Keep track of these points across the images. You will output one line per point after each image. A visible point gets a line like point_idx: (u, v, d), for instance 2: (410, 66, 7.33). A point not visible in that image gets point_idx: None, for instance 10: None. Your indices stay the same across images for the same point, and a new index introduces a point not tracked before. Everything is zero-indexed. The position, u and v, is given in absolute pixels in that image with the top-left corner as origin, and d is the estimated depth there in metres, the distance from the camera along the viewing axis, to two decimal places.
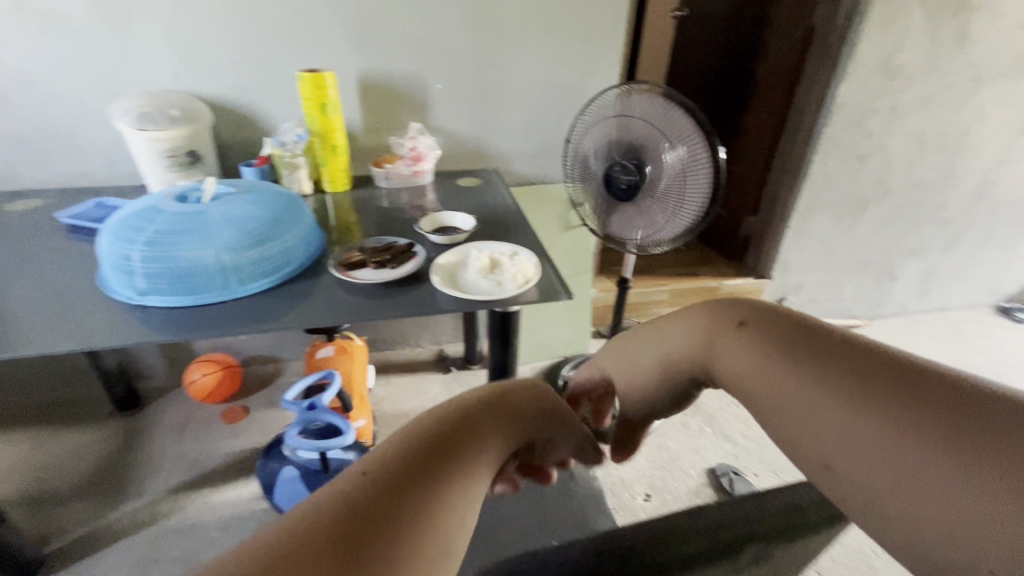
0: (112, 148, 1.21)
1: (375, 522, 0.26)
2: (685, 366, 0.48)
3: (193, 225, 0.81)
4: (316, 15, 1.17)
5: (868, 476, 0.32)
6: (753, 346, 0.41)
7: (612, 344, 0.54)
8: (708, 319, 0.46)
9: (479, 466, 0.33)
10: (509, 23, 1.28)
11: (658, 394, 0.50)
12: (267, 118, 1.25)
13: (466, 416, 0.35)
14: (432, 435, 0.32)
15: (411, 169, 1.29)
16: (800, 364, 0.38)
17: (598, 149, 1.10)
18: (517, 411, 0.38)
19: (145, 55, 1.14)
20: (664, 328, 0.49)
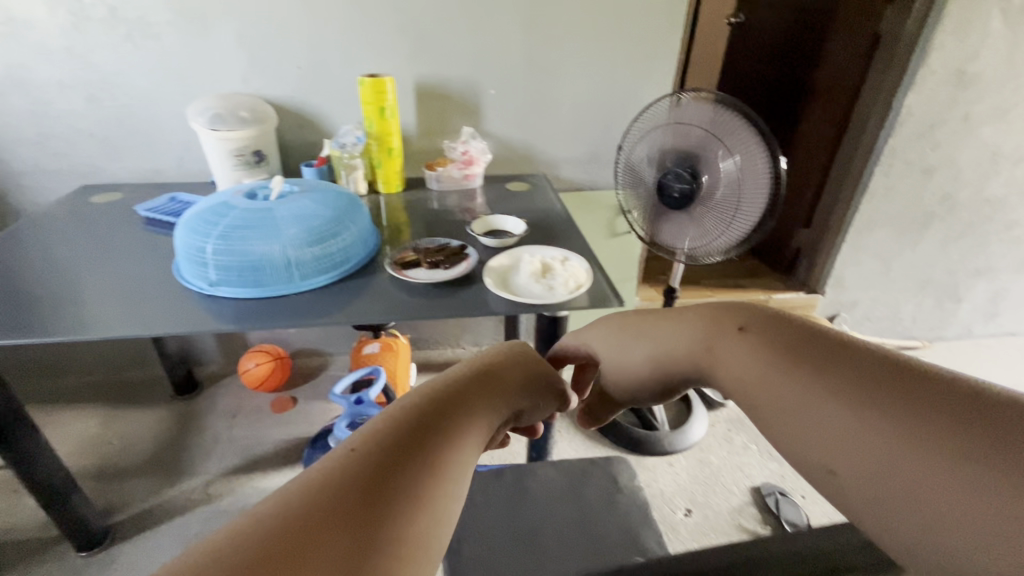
0: (184, 146, 1.29)
1: (371, 500, 0.25)
2: (676, 368, 0.44)
3: (262, 222, 0.85)
4: (378, 22, 1.21)
5: (884, 495, 0.29)
6: (754, 351, 0.37)
7: (606, 331, 0.49)
8: (706, 319, 0.42)
9: (473, 432, 0.32)
10: (564, 29, 1.28)
11: (648, 392, 0.46)
12: (327, 120, 1.30)
13: (455, 386, 0.34)
14: (420, 409, 0.31)
15: (462, 173, 1.31)
16: (804, 373, 0.34)
17: (650, 158, 1.08)
18: (507, 380, 0.38)
19: (220, 60, 1.20)
20: (660, 326, 0.45)
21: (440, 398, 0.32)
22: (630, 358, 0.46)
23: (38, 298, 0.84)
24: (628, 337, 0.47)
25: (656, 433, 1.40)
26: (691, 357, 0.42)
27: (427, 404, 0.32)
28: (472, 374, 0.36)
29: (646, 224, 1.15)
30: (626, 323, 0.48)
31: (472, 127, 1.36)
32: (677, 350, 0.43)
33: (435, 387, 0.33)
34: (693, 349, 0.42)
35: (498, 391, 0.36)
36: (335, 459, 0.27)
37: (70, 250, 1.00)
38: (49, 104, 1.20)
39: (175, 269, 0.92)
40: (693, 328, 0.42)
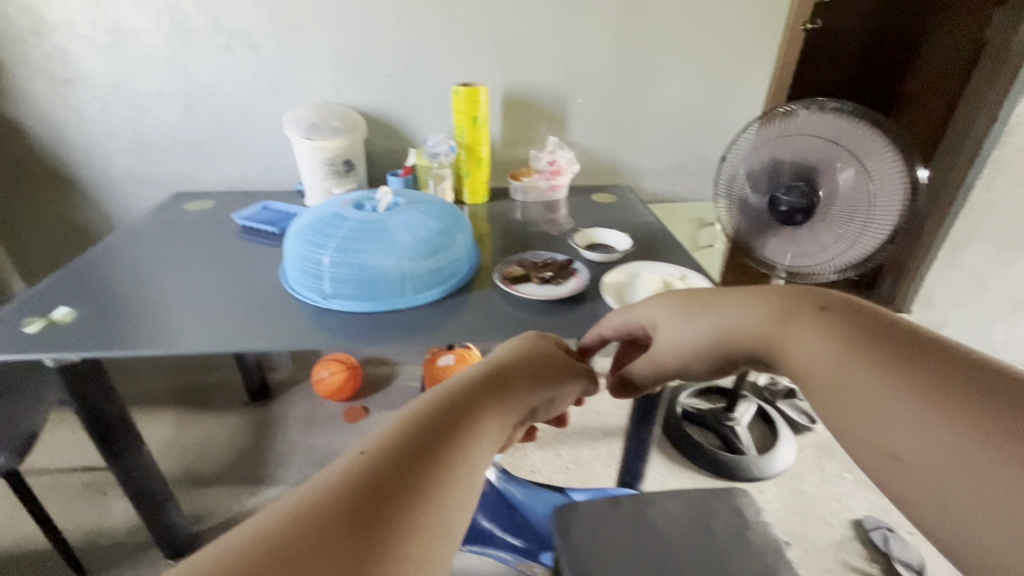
0: (272, 155, 1.29)
1: (385, 487, 0.34)
2: (742, 342, 0.51)
3: (377, 234, 0.84)
4: (470, 31, 1.19)
5: (934, 470, 0.36)
6: (824, 330, 0.46)
7: (659, 309, 0.58)
8: (787, 299, 0.50)
9: (477, 428, 0.42)
10: (657, 37, 1.24)
11: (697, 364, 0.55)
12: (414, 130, 1.29)
13: (460, 394, 0.44)
14: (434, 409, 0.41)
15: (549, 183, 1.29)
16: (869, 352, 0.42)
17: (760, 170, 1.02)
18: (507, 384, 0.48)
19: (313, 69, 1.20)
20: (732, 307, 0.52)
21: (444, 404, 0.42)
22: (687, 333, 0.55)
23: (155, 308, 0.85)
24: (687, 315, 0.55)
25: (743, 457, 1.33)
26: (765, 333, 0.50)
27: (435, 412, 0.41)
28: (475, 385, 0.46)
29: (746, 237, 1.09)
30: (690, 302, 0.56)
31: (558, 137, 1.33)
32: (751, 325, 0.50)
33: (443, 397, 0.43)
34: (768, 325, 0.49)
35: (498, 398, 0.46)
36: (349, 461, 0.36)
37: (174, 259, 1.01)
38: (148, 113, 1.22)
39: (285, 277, 0.92)
40: (773, 307, 0.50)
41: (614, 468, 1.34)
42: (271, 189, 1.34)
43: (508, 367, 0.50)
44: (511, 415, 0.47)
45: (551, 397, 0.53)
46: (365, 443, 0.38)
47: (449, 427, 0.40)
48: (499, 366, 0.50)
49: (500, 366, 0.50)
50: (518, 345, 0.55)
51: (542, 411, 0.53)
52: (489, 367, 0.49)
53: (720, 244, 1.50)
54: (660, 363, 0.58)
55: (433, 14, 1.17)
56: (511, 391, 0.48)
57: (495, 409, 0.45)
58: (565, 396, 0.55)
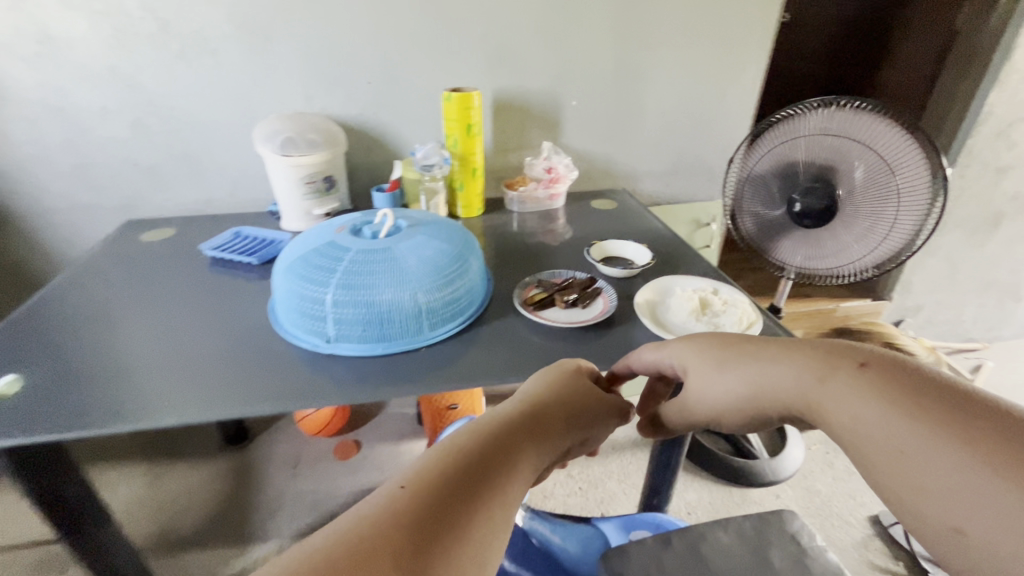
0: (239, 174, 1.16)
1: (413, 537, 0.31)
2: (777, 401, 0.48)
3: (385, 265, 0.73)
4: (456, 31, 1.09)
5: (1009, 552, 0.33)
6: (868, 392, 0.42)
7: (688, 353, 0.54)
8: (824, 356, 0.47)
9: (513, 479, 0.38)
10: (652, 34, 1.18)
11: (727, 417, 0.52)
12: (398, 140, 1.19)
13: (497, 435, 0.40)
14: (466, 450, 0.38)
15: (547, 193, 1.22)
16: (919, 418, 0.39)
17: (774, 172, 1.00)
18: (546, 419, 0.44)
19: (282, 76, 1.08)
20: (765, 361, 0.49)
21: (483, 448, 0.39)
22: (718, 386, 0.51)
23: (121, 369, 0.71)
24: (718, 365, 0.51)
25: (757, 462, 1.30)
26: (803, 395, 0.46)
27: (471, 453, 0.38)
28: (515, 425, 0.41)
29: (759, 241, 1.05)
30: (720, 352, 0.52)
31: (551, 142, 1.25)
32: (786, 386, 0.47)
33: (480, 436, 0.39)
34: (805, 386, 0.46)
35: (536, 441, 0.42)
36: (389, 497, 0.33)
37: (135, 304, 0.87)
38: (89, 132, 1.06)
39: (275, 318, 0.80)
40: (807, 366, 0.47)
41: (629, 484, 1.29)
42: (240, 211, 1.20)
43: (547, 402, 0.45)
44: (547, 459, 0.42)
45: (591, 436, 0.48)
46: (402, 478, 0.35)
47: (484, 476, 0.36)
48: (540, 400, 0.45)
49: (540, 401, 0.45)
50: (559, 368, 0.50)
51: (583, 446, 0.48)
52: (528, 402, 0.45)
53: (716, 244, 1.48)
54: (691, 412, 0.55)
55: (414, 14, 1.06)
56: (551, 431, 0.43)
57: (533, 453, 0.41)
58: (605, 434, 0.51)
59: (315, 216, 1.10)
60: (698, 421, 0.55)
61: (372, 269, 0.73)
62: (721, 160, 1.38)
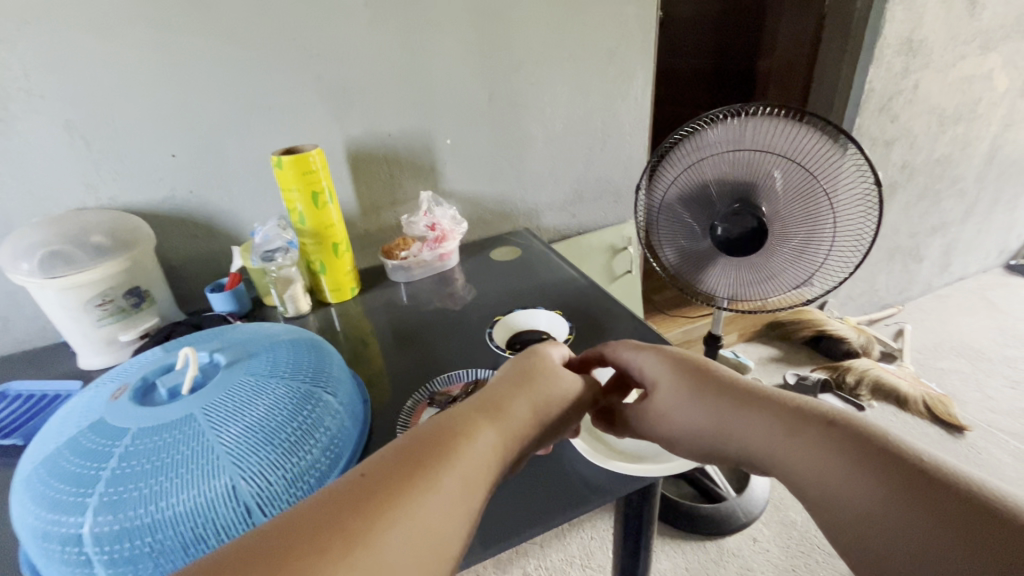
0: (8, 302, 0.85)
1: (367, 507, 0.35)
2: (742, 445, 0.46)
3: (181, 445, 0.49)
4: (278, 79, 0.86)
5: None
6: (834, 446, 0.40)
7: (663, 370, 0.53)
8: (793, 408, 0.44)
9: (465, 456, 0.40)
10: (523, 51, 1.00)
11: (690, 445, 0.51)
12: (234, 221, 0.93)
13: (453, 424, 0.43)
14: (398, 455, 0.39)
15: (435, 254, 1.01)
16: (885, 478, 0.37)
17: (686, 196, 0.87)
18: (505, 411, 0.46)
19: (40, 166, 0.78)
20: (735, 406, 0.47)
21: (423, 446, 0.40)
22: (687, 414, 0.50)
23: None
24: (693, 394, 0.49)
25: (726, 504, 1.16)
26: (769, 444, 0.44)
27: (424, 440, 0.40)
28: (471, 413, 0.45)
29: (682, 270, 0.92)
30: (697, 380, 0.50)
31: (431, 191, 1.05)
32: (752, 434, 0.45)
33: (438, 428, 0.42)
34: (771, 435, 0.44)
35: (494, 424, 0.45)
36: (347, 482, 0.36)
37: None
38: None
39: (26, 564, 0.51)
40: (775, 416, 0.44)
41: (594, 569, 1.10)
42: (26, 349, 0.89)
43: (504, 391, 0.49)
44: (510, 442, 0.45)
45: (555, 422, 0.52)
46: (368, 464, 0.39)
47: (440, 455, 0.39)
48: (495, 390, 0.49)
49: (497, 393, 0.48)
50: (520, 363, 0.53)
51: (551, 434, 0.52)
52: (485, 395, 0.48)
53: (637, 267, 1.34)
54: (655, 428, 0.53)
55: (215, 63, 0.81)
56: (507, 417, 0.46)
57: (491, 435, 0.44)
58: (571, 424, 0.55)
59: (123, 343, 0.81)
60: (656, 440, 0.55)
61: (160, 458, 0.47)
62: (625, 178, 1.24)
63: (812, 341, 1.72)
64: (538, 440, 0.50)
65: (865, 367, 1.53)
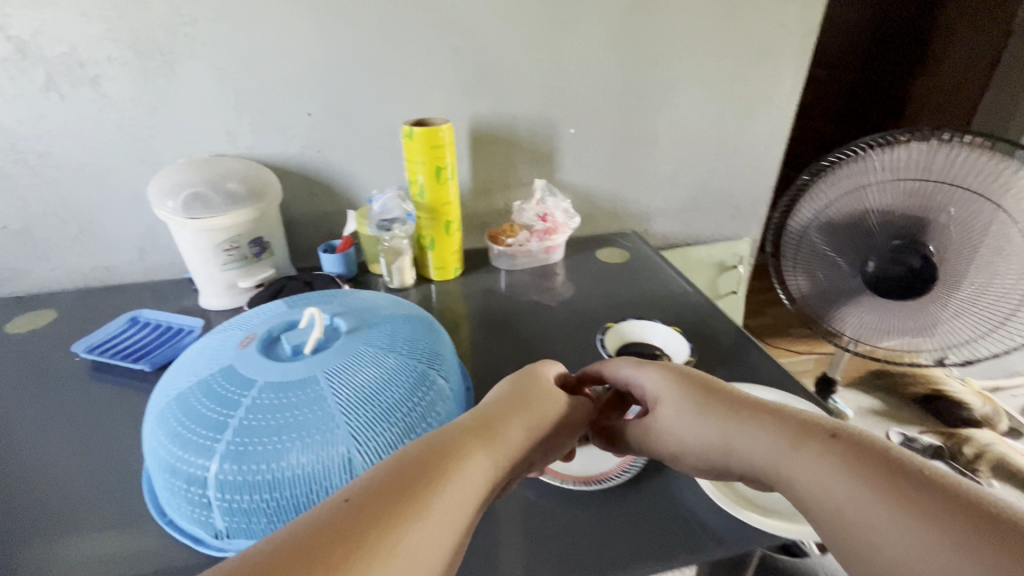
0: (146, 234, 0.90)
1: (359, 534, 0.31)
2: (748, 461, 0.42)
3: (285, 407, 0.48)
4: (417, 47, 0.84)
5: None
6: (839, 466, 0.37)
7: (666, 387, 0.49)
8: (795, 423, 0.41)
9: (462, 479, 0.38)
10: (667, 41, 0.93)
11: (694, 463, 0.47)
12: (352, 186, 0.94)
13: (441, 444, 0.40)
14: (389, 476, 0.35)
15: (542, 245, 0.97)
16: (893, 499, 0.34)
17: (836, 223, 0.78)
18: (500, 437, 0.43)
19: (191, 110, 0.82)
20: (748, 426, 0.43)
21: (410, 466, 0.37)
22: (690, 433, 0.46)
23: None
24: (697, 410, 0.46)
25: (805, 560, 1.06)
26: (774, 459, 0.41)
27: (415, 462, 0.37)
28: (463, 432, 0.42)
29: (812, 303, 0.84)
30: (704, 397, 0.46)
31: (545, 180, 1.01)
32: (760, 450, 0.42)
33: (425, 447, 0.39)
34: (777, 451, 0.41)
35: (489, 450, 0.42)
36: (331, 508, 0.33)
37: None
38: None
39: (151, 496, 0.54)
40: (782, 430, 0.41)
41: None
42: (153, 279, 0.95)
43: (499, 411, 0.46)
44: (502, 465, 0.42)
45: (547, 450, 0.50)
46: (351, 489, 0.35)
47: (427, 475, 0.36)
48: (490, 409, 0.46)
49: (492, 411, 0.46)
50: (523, 375, 0.51)
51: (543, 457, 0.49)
52: (477, 412, 0.45)
53: (743, 290, 1.24)
54: (656, 446, 0.50)
55: (361, 25, 0.81)
56: (503, 441, 0.43)
57: (483, 460, 0.40)
58: (567, 443, 0.52)
59: (241, 289, 0.85)
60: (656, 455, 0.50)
61: (285, 417, 0.48)
62: (750, 193, 1.14)
63: (923, 400, 1.54)
64: (529, 460, 0.47)
65: (988, 441, 1.34)
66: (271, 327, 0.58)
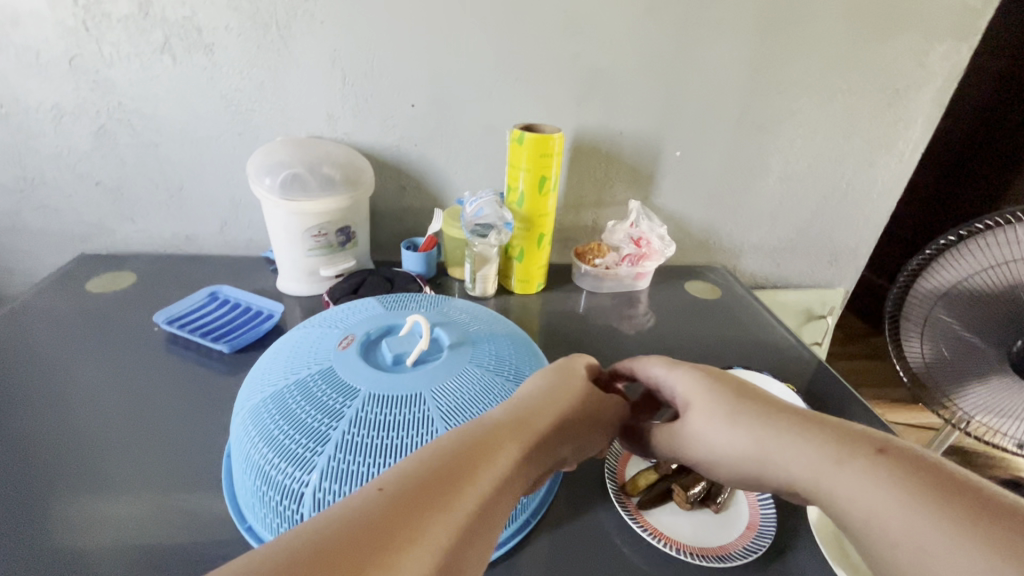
0: (230, 207, 0.88)
1: (395, 530, 0.28)
2: (785, 474, 0.39)
3: (383, 421, 0.44)
4: (535, 48, 0.80)
5: None
6: (887, 482, 0.33)
7: (698, 390, 0.45)
8: (836, 433, 0.38)
9: (497, 478, 0.35)
10: (797, 71, 0.86)
11: (726, 473, 0.43)
12: (441, 184, 0.90)
13: (479, 435, 0.37)
14: (425, 469, 0.33)
15: (631, 271, 0.92)
16: (944, 513, 0.31)
17: (982, 297, 0.69)
18: (537, 432, 0.40)
19: (296, 88, 0.80)
20: (786, 436, 0.39)
21: (445, 458, 0.34)
22: (722, 440, 0.42)
23: None
24: (730, 418, 0.42)
25: None
26: (814, 474, 0.37)
27: (451, 455, 0.34)
28: (501, 425, 0.39)
29: (933, 378, 0.76)
30: (736, 403, 0.42)
31: (640, 201, 0.95)
32: (797, 464, 0.38)
33: (457, 438, 0.36)
34: (816, 464, 0.37)
35: (526, 449, 0.38)
36: (364, 497, 0.30)
37: (37, 417, 0.60)
38: (41, 139, 0.80)
39: (237, 508, 0.51)
40: (822, 442, 0.37)
41: None
42: (230, 253, 0.93)
43: (537, 404, 0.42)
44: (534, 464, 0.39)
45: (579, 443, 0.45)
46: (385, 477, 0.32)
47: (463, 469, 0.34)
48: (528, 401, 0.42)
49: (530, 403, 0.42)
50: (558, 369, 0.47)
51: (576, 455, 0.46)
52: (515, 405, 0.42)
53: (827, 342, 1.15)
54: (685, 453, 0.45)
55: (483, 20, 0.77)
56: (540, 440, 0.40)
57: (520, 459, 0.37)
58: (597, 437, 0.47)
59: (321, 277, 0.82)
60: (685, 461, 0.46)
61: (390, 437, 0.43)
62: (855, 241, 1.05)
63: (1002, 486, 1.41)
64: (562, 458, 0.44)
65: None
66: (359, 330, 0.54)
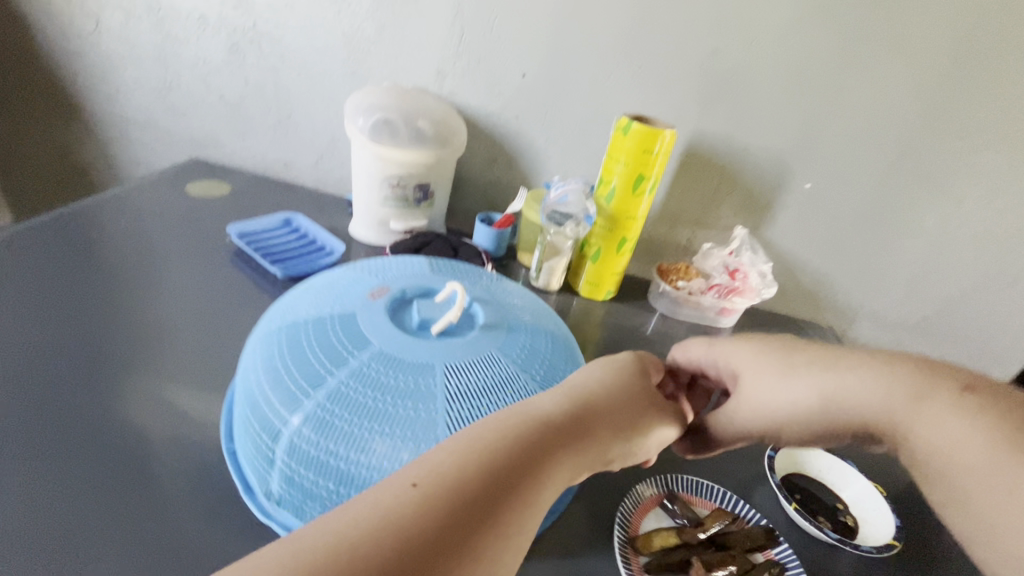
0: (327, 143, 0.90)
1: (435, 537, 0.27)
2: (857, 415, 0.41)
3: (380, 384, 0.40)
4: (670, 36, 0.72)
5: None
6: (967, 415, 0.37)
7: (750, 352, 0.45)
8: (915, 372, 0.40)
9: (546, 477, 0.32)
10: (988, 117, 0.70)
11: (795, 435, 0.43)
12: (532, 163, 0.85)
13: (530, 429, 0.33)
14: (467, 467, 0.30)
15: (717, 303, 0.81)
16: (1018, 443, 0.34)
17: None
18: (592, 432, 0.36)
19: (414, 36, 0.78)
20: (853, 376, 0.41)
21: (489, 456, 0.31)
22: (787, 396, 0.42)
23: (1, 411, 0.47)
24: (788, 372, 0.43)
25: None
26: (889, 410, 0.40)
27: (498, 452, 0.31)
28: (557, 420, 0.35)
29: None
30: (791, 358, 0.43)
31: (748, 230, 0.83)
32: (868, 402, 0.40)
33: (503, 432, 0.33)
34: (891, 402, 0.40)
35: (578, 456, 0.35)
36: (397, 494, 0.28)
37: (104, 290, 0.64)
38: (184, 47, 0.86)
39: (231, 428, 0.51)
40: (897, 382, 0.40)
41: None
42: (316, 188, 0.95)
43: (597, 402, 0.37)
44: (586, 465, 0.35)
45: (629, 448, 0.39)
46: (420, 467, 0.30)
47: (508, 470, 0.31)
48: (589, 394, 0.38)
49: (591, 398, 0.37)
50: (619, 363, 0.42)
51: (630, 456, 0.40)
52: (576, 397, 0.37)
53: None
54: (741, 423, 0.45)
55: None
56: (594, 446, 0.36)
57: (569, 458, 0.34)
58: (650, 445, 0.41)
59: (390, 230, 0.81)
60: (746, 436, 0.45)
61: (384, 402, 0.39)
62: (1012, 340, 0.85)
63: None
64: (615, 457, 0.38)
65: None
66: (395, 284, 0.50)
